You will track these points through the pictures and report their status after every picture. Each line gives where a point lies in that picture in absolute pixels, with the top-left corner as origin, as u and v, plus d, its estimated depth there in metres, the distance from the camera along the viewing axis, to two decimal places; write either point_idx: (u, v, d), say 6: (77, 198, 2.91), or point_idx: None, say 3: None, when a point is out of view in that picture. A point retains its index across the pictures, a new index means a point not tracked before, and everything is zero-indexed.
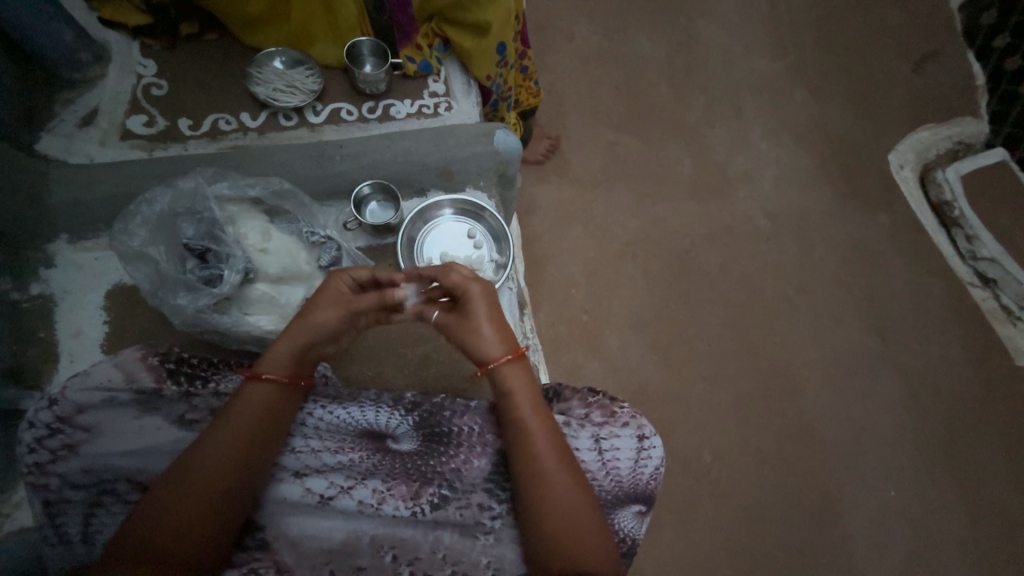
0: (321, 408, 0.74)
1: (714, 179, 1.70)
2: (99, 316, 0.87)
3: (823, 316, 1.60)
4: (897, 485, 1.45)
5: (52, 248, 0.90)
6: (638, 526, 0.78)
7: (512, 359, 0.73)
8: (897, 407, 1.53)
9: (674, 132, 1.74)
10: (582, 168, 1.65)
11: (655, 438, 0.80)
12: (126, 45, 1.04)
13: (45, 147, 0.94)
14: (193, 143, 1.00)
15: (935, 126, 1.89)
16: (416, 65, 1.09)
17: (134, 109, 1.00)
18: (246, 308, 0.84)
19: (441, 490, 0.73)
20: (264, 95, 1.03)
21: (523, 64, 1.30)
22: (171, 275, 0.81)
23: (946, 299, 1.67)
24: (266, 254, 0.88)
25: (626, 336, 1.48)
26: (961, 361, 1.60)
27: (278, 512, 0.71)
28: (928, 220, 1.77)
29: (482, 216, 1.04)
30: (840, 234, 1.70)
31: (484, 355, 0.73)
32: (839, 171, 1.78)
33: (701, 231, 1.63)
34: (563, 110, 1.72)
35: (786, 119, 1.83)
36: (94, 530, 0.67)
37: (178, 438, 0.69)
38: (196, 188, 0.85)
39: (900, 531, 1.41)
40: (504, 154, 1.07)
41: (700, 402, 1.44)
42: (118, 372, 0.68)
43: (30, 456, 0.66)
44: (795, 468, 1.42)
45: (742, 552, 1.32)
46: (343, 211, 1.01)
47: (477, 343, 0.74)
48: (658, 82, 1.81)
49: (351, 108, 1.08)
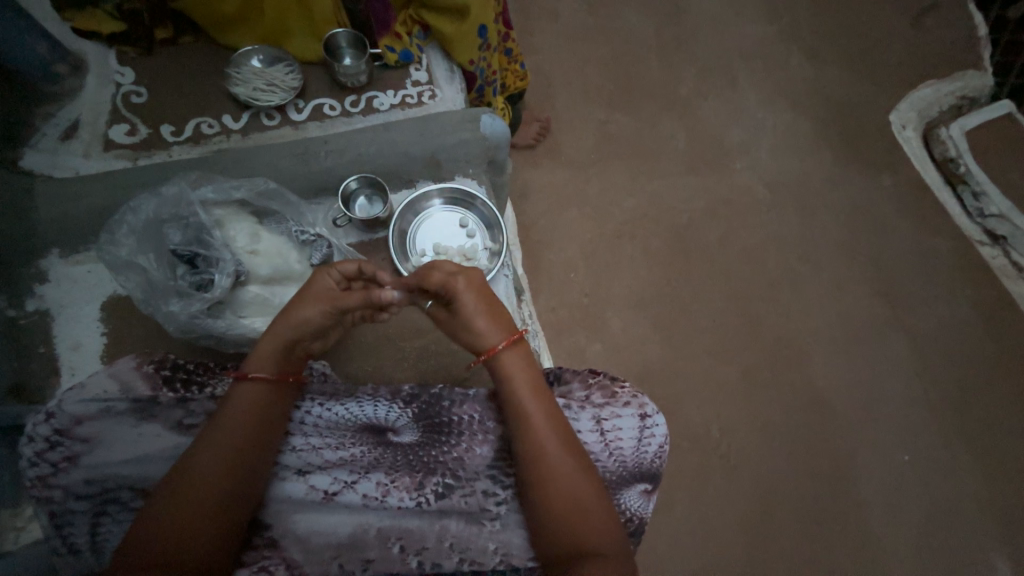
0: (318, 406, 0.74)
1: (710, 151, 1.67)
2: (97, 328, 0.87)
3: (827, 284, 1.57)
4: (910, 449, 1.43)
5: (44, 264, 0.89)
6: (645, 504, 0.78)
7: (510, 345, 0.73)
8: (907, 372, 1.51)
9: (667, 107, 1.70)
10: (575, 149, 1.62)
11: (658, 416, 0.79)
12: (102, 54, 1.03)
13: (30, 162, 0.93)
14: (177, 149, 0.99)
15: (937, 82, 1.83)
16: (396, 54, 1.06)
17: (115, 118, 0.99)
18: (239, 310, 0.84)
19: (445, 480, 0.73)
20: (244, 96, 1.01)
21: (507, 47, 1.28)
22: (161, 283, 0.81)
23: (953, 259, 1.64)
24: (256, 256, 0.87)
25: (628, 317, 1.46)
26: (971, 321, 1.57)
27: (283, 511, 0.71)
28: (933, 179, 1.73)
29: (473, 205, 1.02)
30: (842, 199, 1.67)
31: (480, 345, 0.73)
32: (839, 135, 1.74)
33: (698, 206, 1.60)
34: (552, 91, 1.68)
35: (782, 85, 1.78)
36: (103, 539, 0.68)
37: (177, 444, 0.69)
38: (179, 194, 0.84)
39: (915, 495, 1.40)
40: (492, 139, 1.05)
41: (706, 379, 1.43)
42: (112, 382, 0.69)
43: (31, 469, 0.66)
44: (806, 438, 1.41)
45: (755, 523, 1.32)
46: (332, 208, 1.00)
47: (471, 336, 0.73)
48: (648, 56, 1.76)
49: (333, 103, 1.06)
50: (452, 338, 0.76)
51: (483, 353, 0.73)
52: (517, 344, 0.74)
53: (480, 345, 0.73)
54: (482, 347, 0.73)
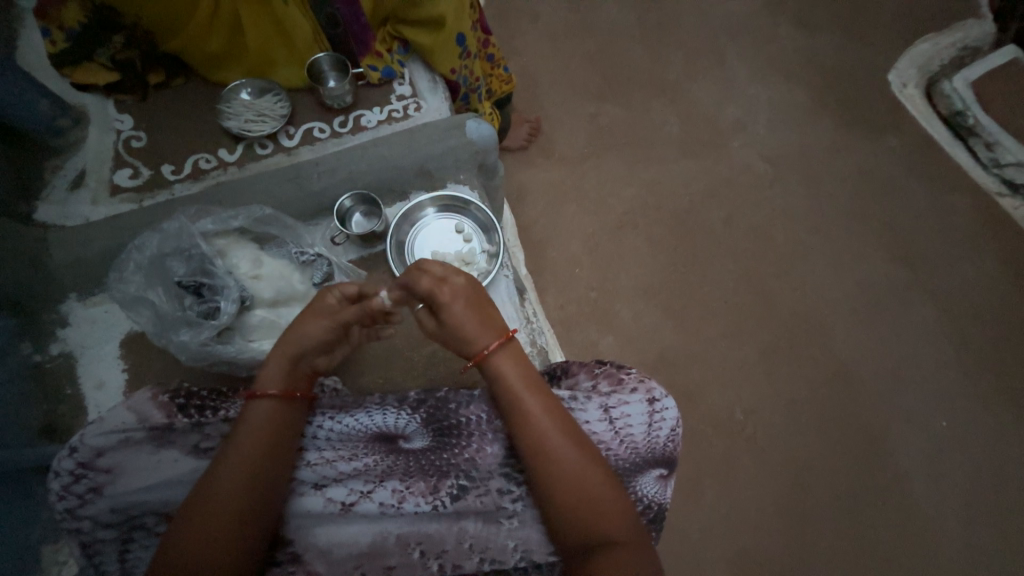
0: (329, 419, 0.75)
1: (705, 132, 1.65)
2: (117, 365, 0.90)
3: (840, 253, 1.53)
4: (948, 415, 1.38)
5: (64, 308, 0.93)
6: (662, 490, 0.77)
7: (504, 343, 0.74)
8: (935, 335, 1.45)
9: (657, 93, 1.70)
10: (567, 145, 1.62)
11: (666, 400, 0.79)
12: (101, 104, 1.07)
13: (43, 215, 0.97)
14: (178, 186, 1.02)
15: (934, 36, 1.78)
16: (379, 72, 1.09)
17: (119, 163, 1.03)
18: (247, 334, 0.87)
19: (459, 481, 0.73)
20: (236, 128, 1.04)
21: (488, 53, 1.28)
22: (171, 314, 0.84)
23: (972, 215, 1.58)
24: (259, 280, 0.90)
25: (638, 307, 1.45)
26: (997, 276, 1.51)
27: (304, 525, 0.72)
28: (941, 134, 1.67)
29: (467, 210, 1.03)
30: (846, 165, 1.63)
31: (470, 350, 0.73)
32: (836, 101, 1.70)
33: (698, 188, 1.58)
34: (540, 91, 1.69)
35: (771, 58, 1.76)
36: (132, 564, 0.71)
37: (194, 468, 0.71)
38: (181, 227, 0.87)
39: (959, 462, 1.34)
40: (479, 143, 1.05)
41: (724, 362, 1.40)
42: (130, 413, 0.71)
43: (60, 503, 0.69)
44: (835, 412, 1.37)
45: (791, 504, 1.28)
46: (330, 227, 1.03)
47: (462, 341, 0.73)
48: (632, 45, 1.76)
49: (323, 126, 1.09)
50: (444, 346, 0.76)
51: (473, 359, 0.74)
52: (509, 344, 0.74)
53: (469, 352, 0.74)
54: (471, 353, 0.74)
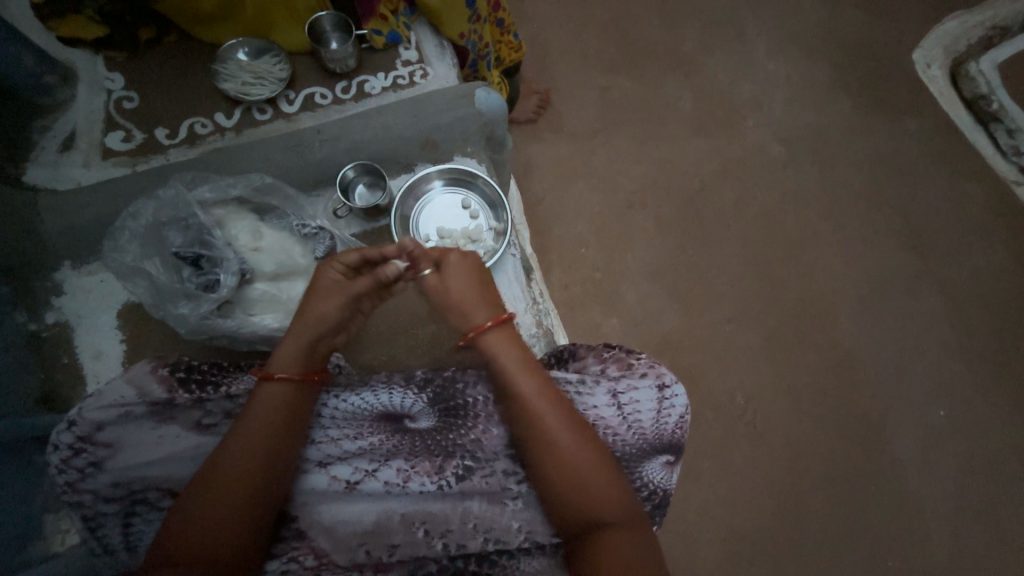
0: (335, 398, 0.74)
1: (720, 110, 1.59)
2: (116, 336, 0.89)
3: (851, 239, 1.50)
4: (946, 405, 1.38)
5: (59, 276, 0.90)
6: (668, 476, 0.77)
7: (498, 325, 0.73)
8: (941, 325, 1.44)
9: (671, 66, 1.62)
10: (576, 119, 1.56)
11: (677, 386, 0.77)
12: (91, 61, 1.00)
13: (33, 177, 0.93)
14: (174, 151, 0.98)
15: (964, 14, 1.70)
16: (384, 37, 1.02)
17: (111, 126, 0.98)
18: (249, 308, 0.84)
19: (465, 462, 0.73)
20: (233, 91, 0.99)
21: (498, 17, 1.20)
22: (169, 286, 0.82)
23: (988, 203, 1.54)
24: (260, 252, 0.86)
25: (642, 289, 1.43)
26: (1007, 266, 1.49)
27: (309, 503, 0.72)
28: (962, 118, 1.62)
29: (475, 184, 0.99)
30: (863, 149, 1.57)
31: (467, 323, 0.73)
32: (858, 81, 1.63)
33: (710, 169, 1.53)
34: (549, 61, 1.61)
35: (793, 32, 1.68)
36: (135, 538, 0.71)
37: (198, 443, 0.71)
38: (177, 196, 0.85)
39: (952, 450, 1.35)
40: (488, 114, 1.00)
41: (728, 346, 1.39)
42: (129, 387, 0.70)
43: (60, 476, 0.68)
44: (834, 399, 1.37)
45: (785, 489, 1.30)
46: (332, 199, 0.98)
47: (459, 313, 0.73)
48: (648, 13, 1.67)
49: (324, 91, 1.03)
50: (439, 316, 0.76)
51: (471, 332, 0.73)
52: (505, 324, 0.74)
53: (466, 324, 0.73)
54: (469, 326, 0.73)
